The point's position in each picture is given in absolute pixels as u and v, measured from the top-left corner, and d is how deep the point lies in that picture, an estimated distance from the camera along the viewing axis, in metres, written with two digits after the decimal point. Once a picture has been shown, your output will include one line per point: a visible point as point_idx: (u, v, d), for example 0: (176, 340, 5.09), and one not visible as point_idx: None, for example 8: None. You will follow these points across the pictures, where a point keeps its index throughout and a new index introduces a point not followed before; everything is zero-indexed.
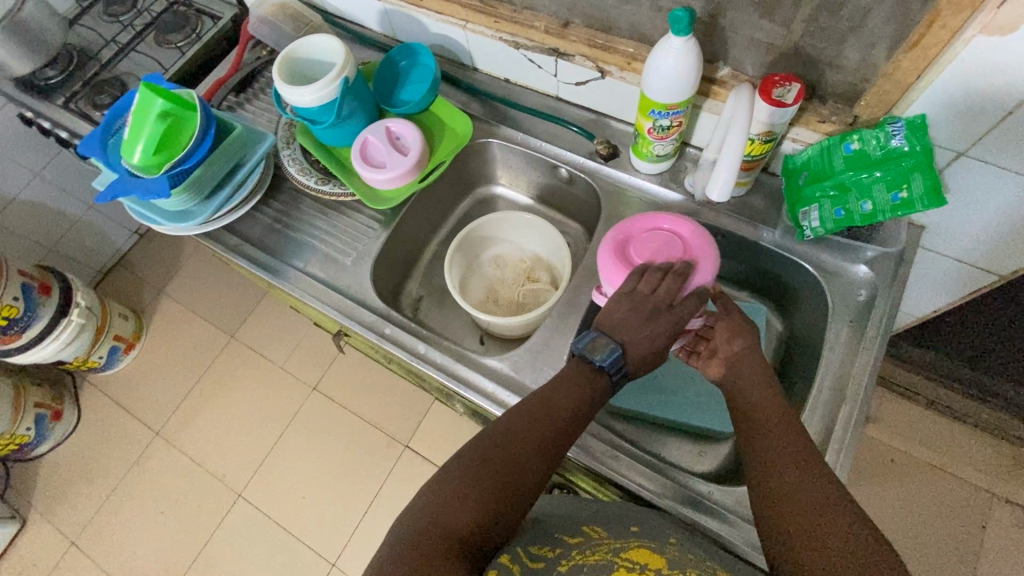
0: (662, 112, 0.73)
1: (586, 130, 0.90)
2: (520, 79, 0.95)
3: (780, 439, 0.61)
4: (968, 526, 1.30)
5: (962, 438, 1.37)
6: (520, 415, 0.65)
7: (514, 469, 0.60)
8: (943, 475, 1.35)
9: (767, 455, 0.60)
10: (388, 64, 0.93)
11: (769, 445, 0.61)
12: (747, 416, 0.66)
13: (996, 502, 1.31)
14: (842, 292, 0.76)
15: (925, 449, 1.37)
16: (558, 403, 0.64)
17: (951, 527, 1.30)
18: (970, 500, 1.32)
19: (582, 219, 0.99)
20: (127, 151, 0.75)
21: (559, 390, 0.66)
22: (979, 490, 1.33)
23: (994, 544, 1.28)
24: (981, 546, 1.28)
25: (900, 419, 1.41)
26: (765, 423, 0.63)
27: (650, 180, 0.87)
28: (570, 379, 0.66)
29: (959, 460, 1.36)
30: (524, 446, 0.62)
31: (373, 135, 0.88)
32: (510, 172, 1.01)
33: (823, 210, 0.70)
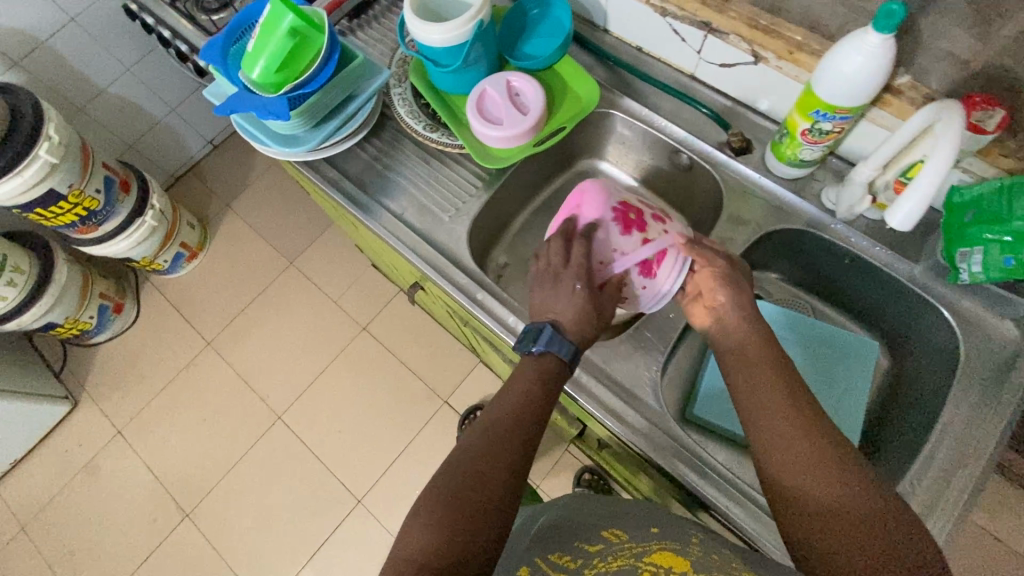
0: (827, 114, 0.66)
1: (720, 117, 0.83)
2: (656, 50, 0.87)
3: (804, 451, 0.54)
4: None
5: None
6: (490, 427, 0.61)
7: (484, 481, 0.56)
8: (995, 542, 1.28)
9: (789, 473, 0.54)
10: (519, 10, 0.86)
11: (784, 457, 0.55)
12: (760, 424, 0.58)
13: None
14: (980, 346, 0.69)
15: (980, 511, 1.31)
16: (526, 410, 0.62)
17: None
18: None
19: (687, 212, 0.93)
20: (247, 65, 0.72)
21: (523, 394, 0.63)
22: None
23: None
24: None
25: None
26: (780, 428, 0.56)
27: (779, 184, 0.80)
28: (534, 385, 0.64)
29: None
30: (498, 457, 0.58)
31: (492, 87, 0.82)
32: (621, 150, 0.95)
33: (989, 256, 0.63)
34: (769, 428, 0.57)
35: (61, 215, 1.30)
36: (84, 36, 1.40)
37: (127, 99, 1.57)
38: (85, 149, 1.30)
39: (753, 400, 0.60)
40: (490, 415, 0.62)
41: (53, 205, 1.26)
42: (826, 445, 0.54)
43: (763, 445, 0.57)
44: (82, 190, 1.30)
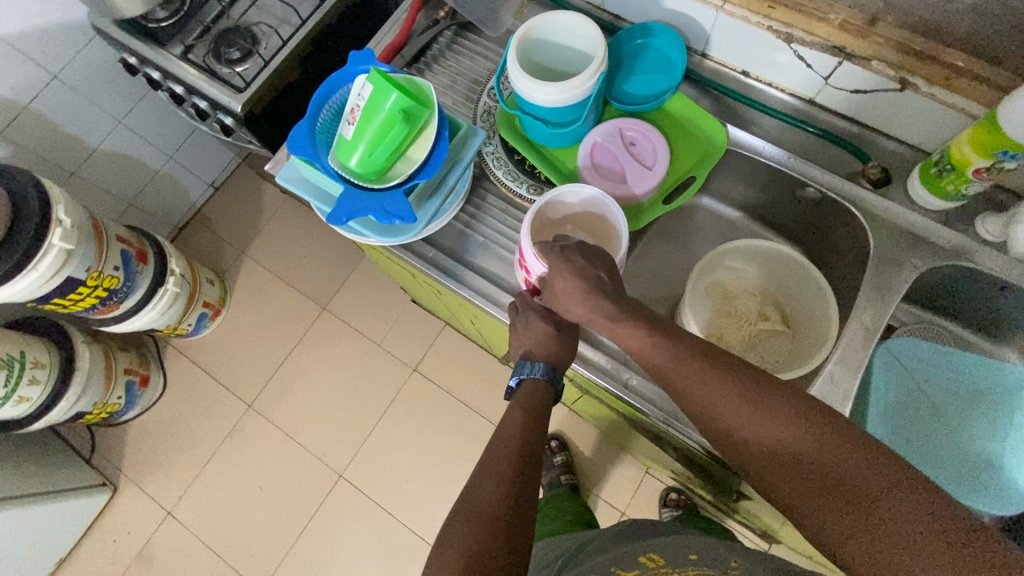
0: (1014, 153, 0.60)
1: (852, 146, 0.76)
2: (766, 74, 0.80)
3: (783, 434, 0.48)
4: None
5: None
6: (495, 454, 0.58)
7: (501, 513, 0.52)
8: None
9: (775, 470, 0.48)
10: (618, 44, 0.77)
11: (761, 456, 0.49)
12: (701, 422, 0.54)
13: None
14: None
15: None
16: (528, 433, 0.60)
17: None
18: None
19: (803, 241, 0.87)
20: (343, 153, 0.62)
21: (518, 416, 0.62)
22: None
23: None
24: None
25: None
26: (717, 403, 0.52)
27: (924, 216, 0.74)
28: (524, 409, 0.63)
29: None
30: (500, 478, 0.55)
31: (605, 139, 0.74)
32: (725, 183, 0.88)
33: None
34: (737, 426, 0.51)
35: (80, 301, 1.16)
36: (68, 93, 1.24)
37: (120, 154, 1.40)
38: (96, 226, 1.16)
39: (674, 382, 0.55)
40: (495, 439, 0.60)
41: (71, 292, 1.12)
42: (795, 416, 0.49)
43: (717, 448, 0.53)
44: (100, 271, 1.16)
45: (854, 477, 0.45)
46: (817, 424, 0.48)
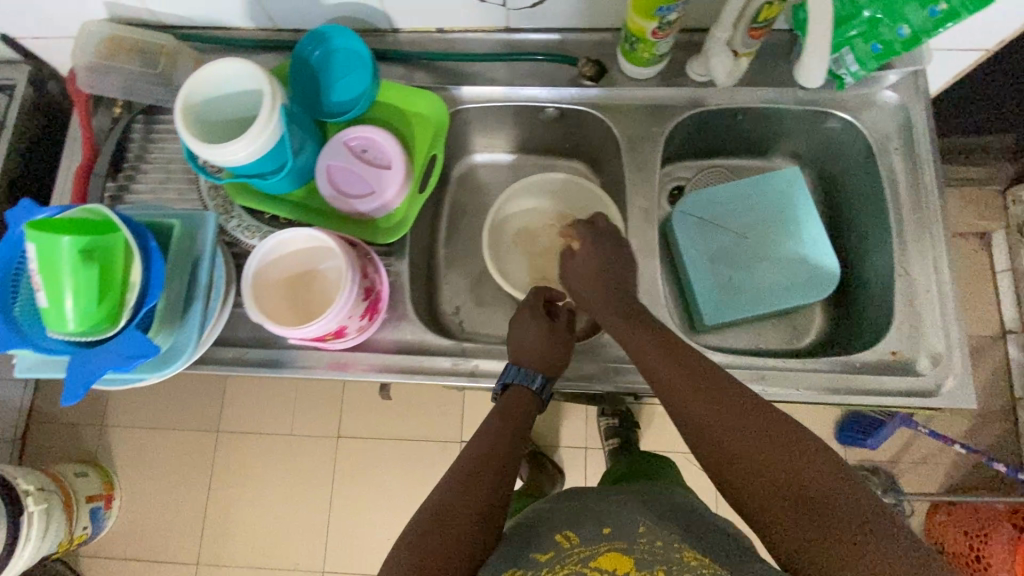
0: (669, 7, 0.64)
1: (561, 56, 0.78)
2: (458, 23, 0.79)
3: (795, 467, 0.50)
4: None
5: None
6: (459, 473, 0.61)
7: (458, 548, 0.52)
8: None
9: (761, 487, 0.51)
10: (300, 62, 0.72)
11: (733, 449, 0.54)
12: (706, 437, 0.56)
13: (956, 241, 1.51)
14: (877, 125, 0.75)
15: None
16: (493, 453, 0.63)
17: None
18: None
19: (577, 152, 0.90)
20: (56, 324, 0.55)
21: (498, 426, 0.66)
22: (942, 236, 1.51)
23: (966, 268, 1.50)
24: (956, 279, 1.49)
25: None
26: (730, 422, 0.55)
27: (648, 85, 0.78)
28: (505, 420, 0.67)
29: None
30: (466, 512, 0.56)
31: (334, 160, 0.71)
32: (485, 136, 0.88)
33: (858, 51, 0.65)
34: (757, 457, 0.52)
35: None
36: None
37: None
38: None
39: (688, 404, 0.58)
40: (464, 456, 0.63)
41: None
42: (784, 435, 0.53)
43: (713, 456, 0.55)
44: None
45: (812, 487, 0.49)
46: (835, 474, 0.49)
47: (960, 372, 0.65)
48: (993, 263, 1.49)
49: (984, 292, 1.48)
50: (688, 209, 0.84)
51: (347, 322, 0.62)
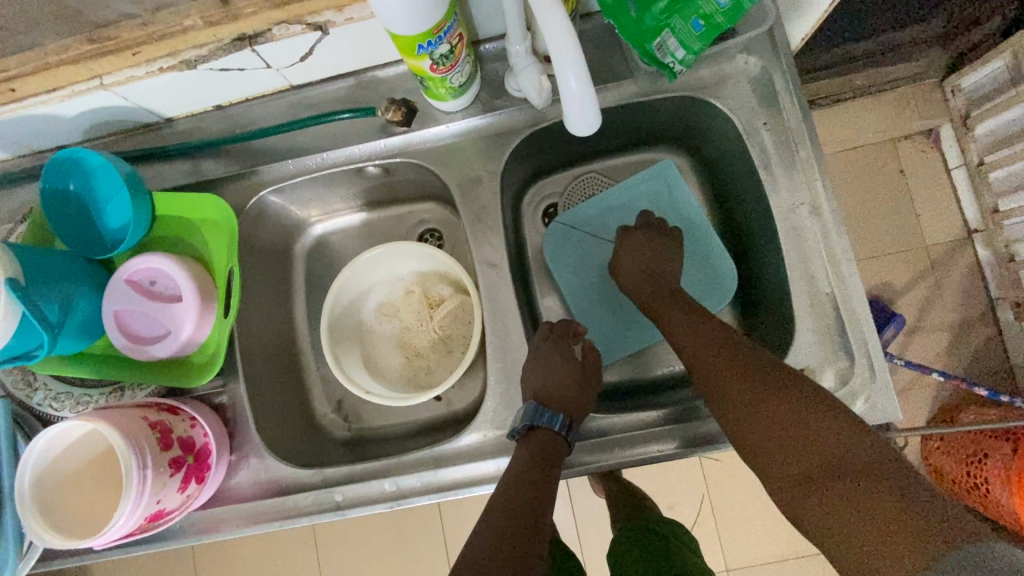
0: (433, 41, 0.52)
1: (359, 106, 0.66)
2: (232, 96, 0.66)
3: (821, 435, 0.49)
4: (893, 179, 1.38)
5: (859, 109, 1.36)
6: (494, 525, 0.51)
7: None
8: (854, 152, 1.38)
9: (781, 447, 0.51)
10: (54, 201, 0.61)
11: (757, 412, 0.54)
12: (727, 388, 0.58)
13: (901, 144, 1.37)
14: (738, 98, 0.63)
15: (835, 143, 1.38)
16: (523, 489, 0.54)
17: (881, 189, 1.37)
18: (883, 157, 1.38)
19: (427, 196, 0.78)
20: None
21: (529, 465, 0.56)
22: (885, 143, 1.37)
23: (917, 173, 1.37)
24: (908, 186, 1.37)
25: None
26: (769, 386, 0.54)
27: (468, 115, 0.66)
28: (535, 458, 0.56)
29: (866, 129, 1.37)
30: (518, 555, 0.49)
31: (119, 305, 0.60)
32: (317, 206, 0.76)
33: (679, 32, 0.55)
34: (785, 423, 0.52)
35: None
36: None
37: None
38: None
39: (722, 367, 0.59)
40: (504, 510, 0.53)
41: None
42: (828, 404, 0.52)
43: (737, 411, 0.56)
44: None
45: (847, 469, 0.47)
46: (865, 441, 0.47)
47: (871, 389, 0.57)
48: (945, 160, 1.36)
49: (939, 193, 1.37)
50: (560, 240, 0.77)
51: (162, 502, 0.54)
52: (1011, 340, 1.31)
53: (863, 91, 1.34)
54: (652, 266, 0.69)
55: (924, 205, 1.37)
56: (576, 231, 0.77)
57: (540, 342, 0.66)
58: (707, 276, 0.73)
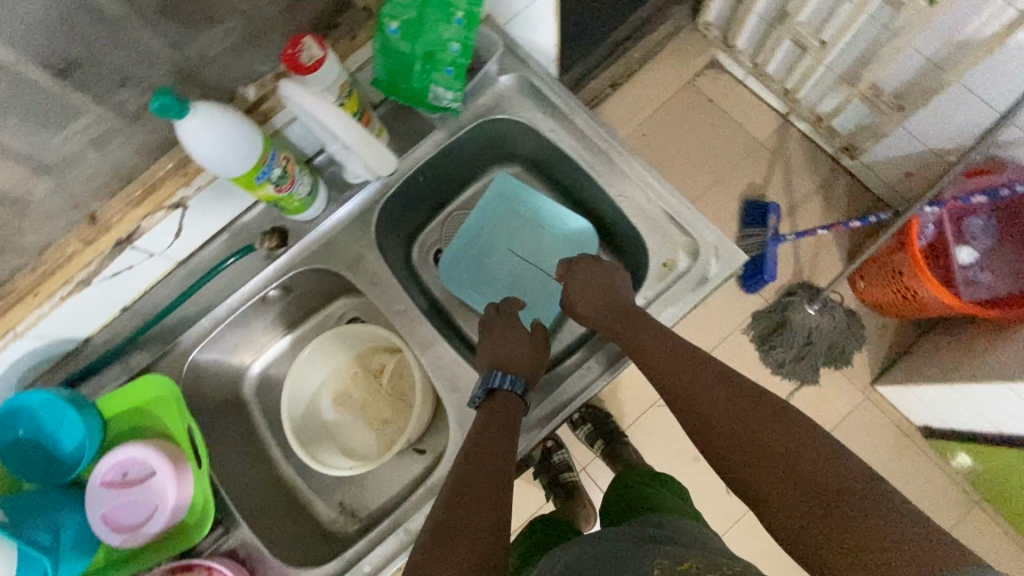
0: (266, 169, 0.65)
1: (240, 248, 0.77)
2: (134, 295, 0.76)
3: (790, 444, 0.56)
4: (707, 108, 1.65)
5: (650, 75, 1.66)
6: (461, 477, 0.60)
7: (477, 535, 0.54)
8: (668, 104, 1.66)
9: (757, 453, 0.58)
10: (10, 451, 0.66)
11: (728, 424, 0.61)
12: (695, 410, 0.65)
13: (698, 82, 1.66)
14: (517, 105, 0.80)
15: (650, 106, 1.66)
16: (497, 448, 0.62)
17: (702, 119, 1.64)
18: (691, 98, 1.66)
19: (334, 295, 0.88)
20: None
21: (493, 427, 0.64)
22: (686, 87, 1.66)
23: (723, 96, 1.66)
24: (722, 108, 1.65)
25: (621, 107, 1.65)
26: (726, 402, 0.62)
27: (329, 214, 0.78)
28: (500, 420, 0.65)
29: (665, 85, 1.66)
30: (490, 507, 0.57)
31: (103, 507, 0.65)
32: (247, 348, 0.85)
33: (441, 81, 0.71)
34: (753, 431, 0.59)
35: None
36: None
37: None
38: None
39: (685, 395, 0.66)
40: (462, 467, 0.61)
41: None
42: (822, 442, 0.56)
43: (707, 423, 0.63)
44: None
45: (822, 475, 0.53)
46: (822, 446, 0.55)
47: (716, 247, 0.72)
48: (735, 77, 1.66)
49: (746, 101, 1.65)
50: (449, 273, 0.89)
51: None
52: (863, 177, 1.54)
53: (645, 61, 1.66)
54: (598, 289, 0.74)
55: (741, 115, 1.64)
56: (457, 257, 0.89)
57: (490, 324, 0.76)
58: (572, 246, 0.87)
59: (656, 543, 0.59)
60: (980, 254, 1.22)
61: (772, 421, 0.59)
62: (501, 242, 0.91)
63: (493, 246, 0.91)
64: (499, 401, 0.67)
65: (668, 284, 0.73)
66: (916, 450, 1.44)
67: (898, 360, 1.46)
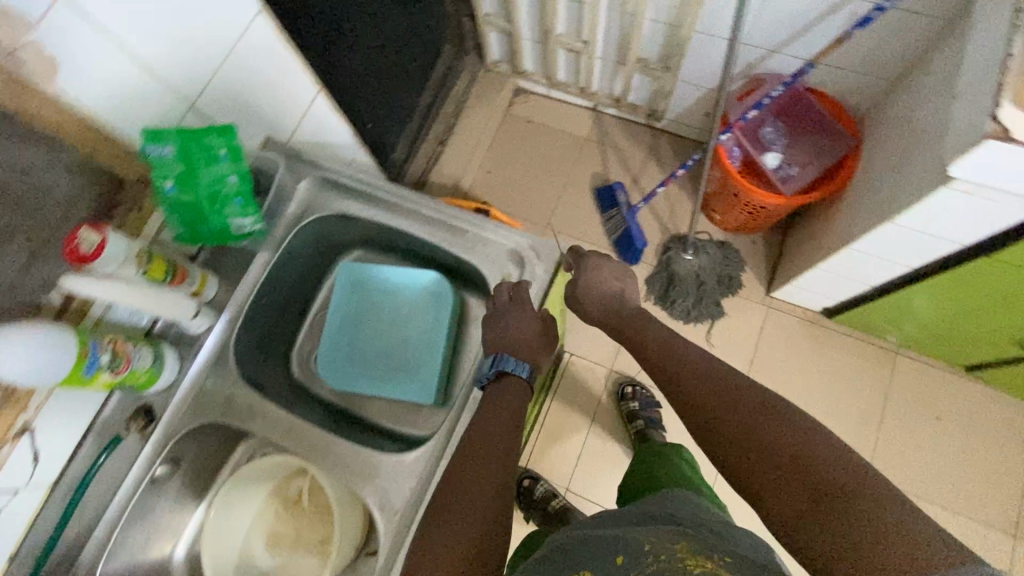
0: (91, 361, 0.65)
1: (108, 443, 0.77)
2: (14, 542, 0.72)
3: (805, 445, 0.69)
4: (531, 128, 1.86)
5: (471, 119, 1.83)
6: (467, 454, 0.72)
7: (471, 515, 0.66)
8: (497, 138, 1.85)
9: (773, 452, 0.71)
10: None
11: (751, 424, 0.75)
12: (720, 421, 0.79)
13: (514, 111, 1.87)
14: (322, 203, 0.87)
15: (482, 145, 1.83)
16: (501, 430, 0.74)
17: (531, 140, 1.85)
18: (513, 125, 1.86)
19: (226, 444, 0.90)
20: None
21: (503, 411, 0.76)
22: (506, 117, 1.86)
23: (538, 113, 1.87)
24: (542, 123, 1.86)
25: (458, 156, 1.81)
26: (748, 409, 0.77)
27: (183, 375, 0.79)
28: (503, 401, 0.77)
29: (487, 123, 1.84)
30: (489, 485, 0.69)
31: None
32: (160, 531, 0.86)
33: (236, 213, 0.76)
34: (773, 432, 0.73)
35: None
36: None
37: None
38: None
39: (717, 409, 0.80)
40: (470, 451, 0.72)
41: None
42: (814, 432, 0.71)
43: (729, 424, 0.77)
44: None
45: (830, 477, 0.65)
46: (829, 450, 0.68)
47: (533, 248, 0.83)
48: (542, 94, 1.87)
49: (559, 109, 1.86)
50: (329, 376, 0.92)
51: None
52: (676, 129, 1.76)
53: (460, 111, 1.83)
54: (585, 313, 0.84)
55: (559, 122, 1.86)
56: (332, 360, 0.93)
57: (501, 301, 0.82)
58: (428, 302, 0.93)
59: (652, 521, 0.67)
60: (786, 153, 1.39)
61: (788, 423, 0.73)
62: (365, 328, 0.94)
63: (361, 334, 0.94)
64: (506, 385, 0.78)
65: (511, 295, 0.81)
66: (829, 333, 1.57)
67: (779, 263, 1.60)
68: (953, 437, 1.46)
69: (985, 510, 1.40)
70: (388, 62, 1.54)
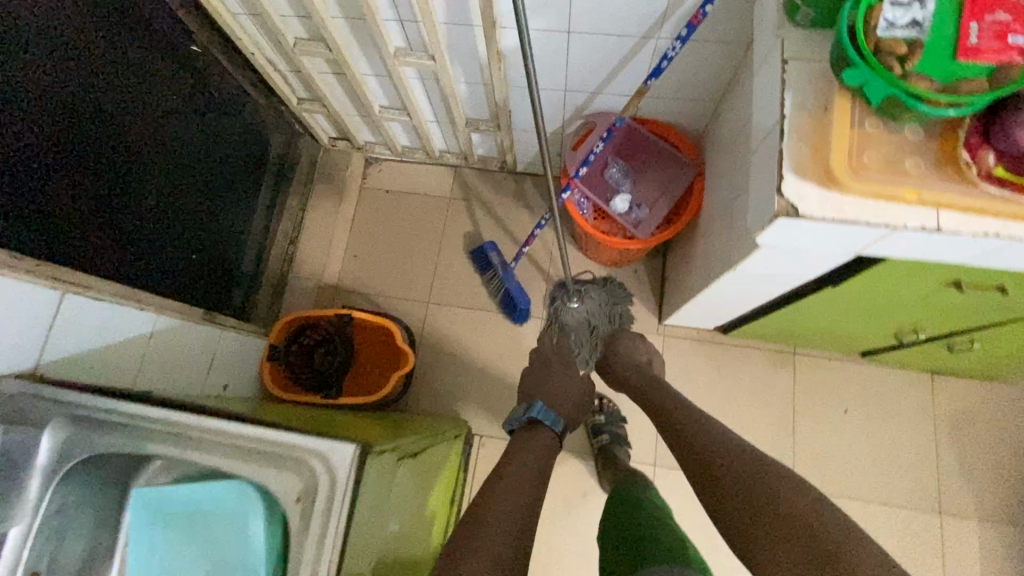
0: None
1: None
2: None
3: (772, 476, 0.81)
4: (392, 198, 1.74)
5: (324, 204, 1.67)
6: (501, 496, 0.86)
7: (495, 539, 0.77)
8: (357, 217, 1.72)
9: (744, 472, 0.84)
10: None
11: (723, 451, 0.90)
12: (691, 448, 0.96)
13: (369, 184, 1.74)
14: (85, 442, 0.82)
15: (342, 228, 1.69)
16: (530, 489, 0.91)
17: (394, 211, 1.73)
18: (372, 200, 1.74)
19: None
20: None
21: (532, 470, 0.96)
22: (362, 194, 1.73)
23: (396, 180, 1.75)
24: (402, 190, 1.74)
25: (315, 245, 1.65)
26: (719, 442, 0.92)
27: None
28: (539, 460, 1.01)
29: (340, 204, 1.69)
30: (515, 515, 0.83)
31: None
32: None
33: None
34: (747, 464, 0.85)
35: None
36: None
37: None
38: None
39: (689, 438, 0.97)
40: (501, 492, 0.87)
41: None
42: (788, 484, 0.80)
43: (705, 448, 0.93)
44: None
45: (795, 509, 0.75)
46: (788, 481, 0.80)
47: (315, 455, 0.75)
48: (394, 160, 1.74)
49: (416, 172, 1.75)
50: None
51: None
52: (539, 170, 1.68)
53: (308, 198, 1.68)
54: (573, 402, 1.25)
55: (420, 185, 1.74)
56: None
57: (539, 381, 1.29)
58: (224, 523, 0.81)
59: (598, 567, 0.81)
60: (634, 193, 1.34)
61: (749, 458, 0.86)
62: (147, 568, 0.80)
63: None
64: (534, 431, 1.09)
65: (309, 509, 0.74)
66: (727, 348, 1.54)
67: (665, 289, 1.56)
68: (863, 427, 1.46)
69: (905, 493, 1.41)
70: (199, 182, 1.33)
